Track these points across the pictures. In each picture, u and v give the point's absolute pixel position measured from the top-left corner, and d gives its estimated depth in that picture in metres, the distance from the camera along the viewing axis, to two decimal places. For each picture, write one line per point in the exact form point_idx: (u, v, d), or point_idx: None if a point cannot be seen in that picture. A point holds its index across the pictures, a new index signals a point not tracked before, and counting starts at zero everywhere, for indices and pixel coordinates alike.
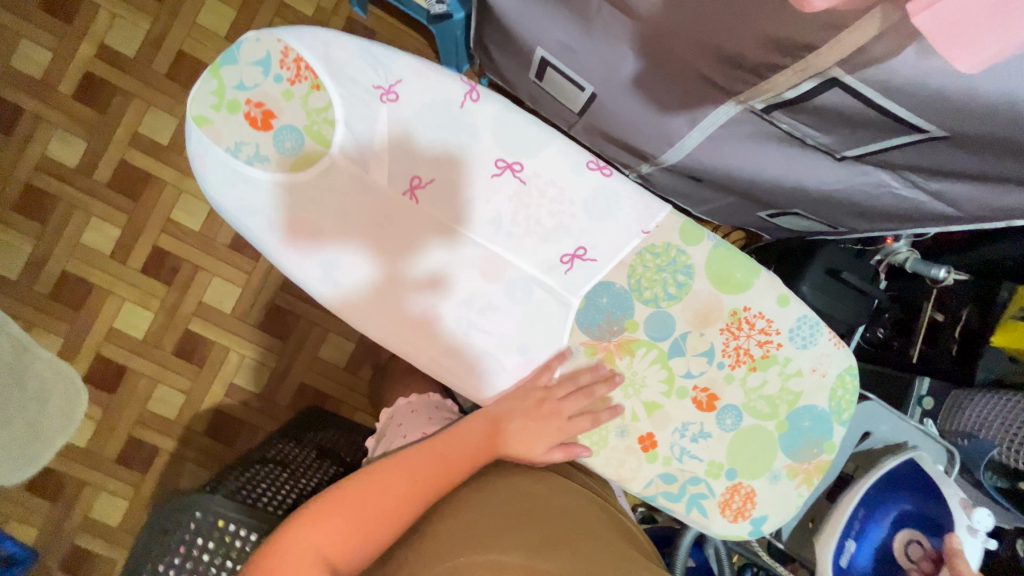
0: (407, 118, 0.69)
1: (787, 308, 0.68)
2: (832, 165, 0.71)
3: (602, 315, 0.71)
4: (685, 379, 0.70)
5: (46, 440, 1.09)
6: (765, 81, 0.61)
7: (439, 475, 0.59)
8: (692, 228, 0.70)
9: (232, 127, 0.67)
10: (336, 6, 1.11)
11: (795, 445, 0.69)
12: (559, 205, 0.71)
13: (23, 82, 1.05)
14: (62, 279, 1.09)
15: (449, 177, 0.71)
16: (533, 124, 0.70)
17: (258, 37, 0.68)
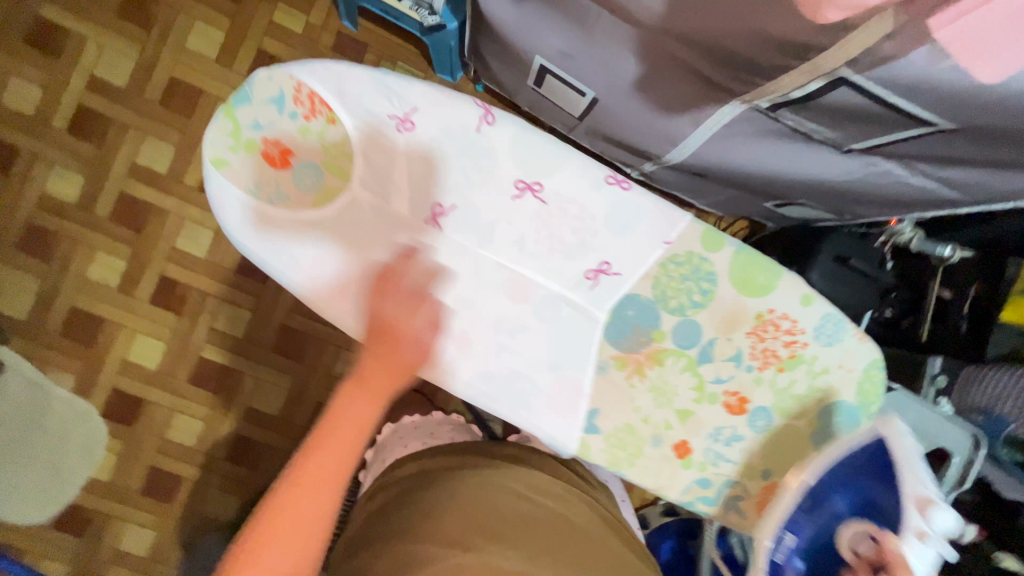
0: (430, 148, 0.75)
1: (810, 307, 0.73)
2: (839, 158, 0.72)
3: (630, 327, 0.81)
4: (715, 385, 0.79)
5: (71, 476, 1.10)
6: (772, 82, 0.62)
7: (340, 461, 0.54)
8: (714, 237, 0.74)
9: (252, 168, 0.71)
10: (325, 20, 1.10)
11: (820, 438, 0.77)
12: (582, 224, 0.77)
13: (17, 120, 1.04)
14: (72, 315, 1.09)
15: (469, 205, 0.79)
16: (549, 142, 0.73)
17: (269, 74, 0.69)
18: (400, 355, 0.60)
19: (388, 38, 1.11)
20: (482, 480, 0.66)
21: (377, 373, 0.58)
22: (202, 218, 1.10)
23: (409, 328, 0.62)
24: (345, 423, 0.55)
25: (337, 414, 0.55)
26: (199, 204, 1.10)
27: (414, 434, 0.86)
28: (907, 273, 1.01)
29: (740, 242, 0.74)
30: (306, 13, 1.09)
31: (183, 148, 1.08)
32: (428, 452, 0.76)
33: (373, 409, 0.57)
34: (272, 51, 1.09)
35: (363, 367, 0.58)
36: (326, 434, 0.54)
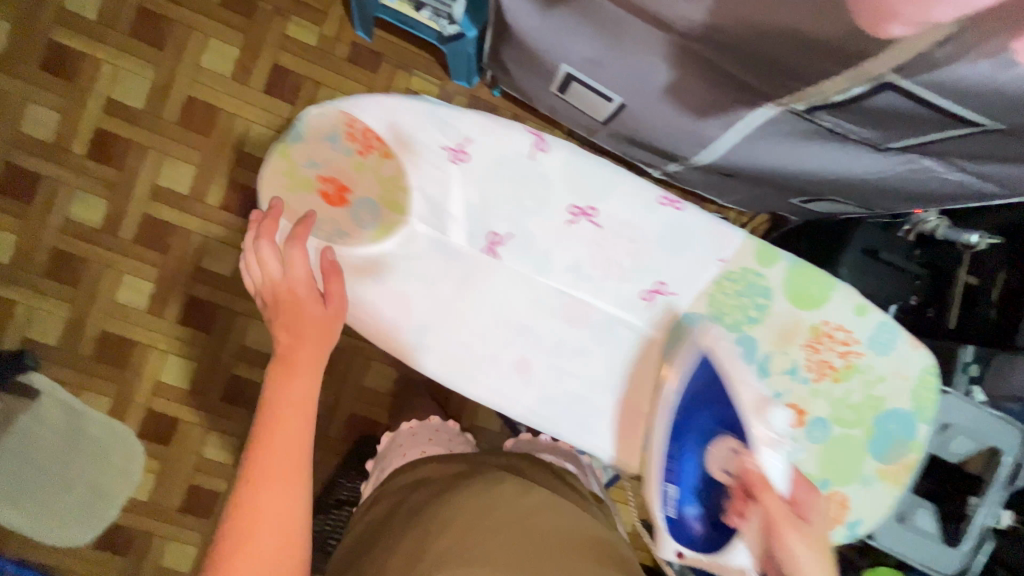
0: (484, 177, 0.77)
1: (866, 317, 0.75)
2: (876, 156, 0.72)
3: (686, 345, 0.81)
4: (778, 398, 0.77)
5: (111, 497, 1.11)
6: (813, 87, 0.61)
7: (300, 438, 0.55)
8: (771, 255, 0.76)
9: (307, 204, 0.73)
10: (339, 32, 1.10)
11: (882, 448, 0.77)
12: (637, 246, 0.78)
13: (37, 147, 1.04)
14: (102, 339, 1.09)
15: (527, 232, 0.79)
16: (600, 165, 0.75)
17: (327, 114, 0.72)
18: (310, 326, 0.62)
19: (402, 48, 1.11)
20: (467, 486, 0.64)
21: (298, 350, 0.60)
22: (226, 236, 1.10)
23: (310, 304, 0.63)
24: (291, 402, 0.56)
25: (280, 395, 0.56)
26: (222, 223, 1.10)
27: (411, 444, 0.85)
28: (930, 260, 0.99)
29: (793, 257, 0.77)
30: (319, 25, 1.09)
31: (204, 167, 1.08)
32: (418, 471, 0.75)
33: (314, 382, 0.59)
34: (288, 66, 1.09)
35: (282, 347, 0.60)
36: (278, 415, 0.55)
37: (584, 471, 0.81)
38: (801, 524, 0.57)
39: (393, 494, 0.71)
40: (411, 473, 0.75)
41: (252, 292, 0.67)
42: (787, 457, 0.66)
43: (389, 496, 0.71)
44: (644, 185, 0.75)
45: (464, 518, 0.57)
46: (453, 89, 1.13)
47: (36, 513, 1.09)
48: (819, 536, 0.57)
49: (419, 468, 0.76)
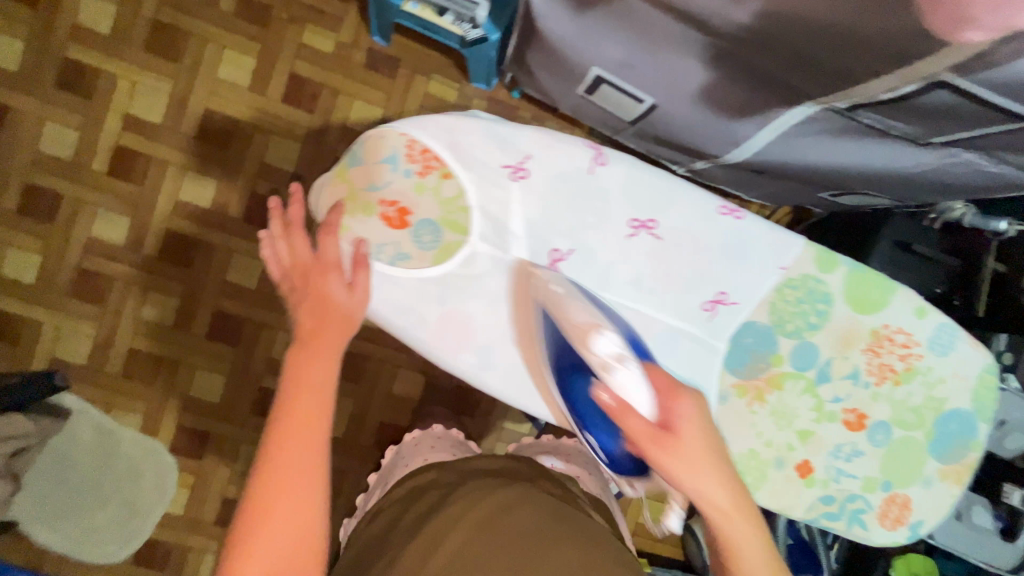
0: (545, 195, 0.69)
1: (925, 319, 0.67)
2: (919, 150, 0.71)
3: (748, 354, 0.71)
4: (833, 404, 0.70)
5: (146, 513, 1.11)
6: (859, 86, 0.61)
7: (317, 428, 0.53)
8: (827, 256, 0.68)
9: (371, 230, 0.66)
10: (356, 38, 1.09)
11: (944, 448, 0.70)
12: (698, 257, 0.69)
13: (57, 167, 1.04)
14: (130, 357, 1.09)
15: (589, 244, 0.70)
16: (664, 178, 0.68)
17: (382, 134, 0.66)
18: (336, 314, 0.59)
19: (420, 52, 1.10)
20: (488, 491, 0.61)
21: (319, 337, 0.57)
22: (250, 249, 1.09)
23: (336, 291, 0.59)
24: (308, 389, 0.54)
25: (298, 379, 0.54)
26: (245, 236, 1.09)
27: (414, 454, 0.86)
28: (959, 247, 0.99)
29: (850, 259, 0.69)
30: (335, 32, 1.08)
31: (224, 180, 1.08)
32: (423, 478, 0.73)
33: (333, 367, 0.56)
34: (305, 75, 1.08)
35: (304, 333, 0.57)
36: (293, 402, 0.53)
37: (583, 473, 0.84)
38: (665, 442, 0.50)
39: (395, 505, 0.69)
40: (417, 479, 0.73)
41: (275, 279, 0.63)
42: (637, 368, 0.56)
43: (392, 504, 0.70)
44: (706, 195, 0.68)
45: (473, 522, 0.55)
46: (472, 92, 1.13)
47: (73, 533, 1.09)
48: (691, 444, 0.50)
49: (426, 473, 0.74)
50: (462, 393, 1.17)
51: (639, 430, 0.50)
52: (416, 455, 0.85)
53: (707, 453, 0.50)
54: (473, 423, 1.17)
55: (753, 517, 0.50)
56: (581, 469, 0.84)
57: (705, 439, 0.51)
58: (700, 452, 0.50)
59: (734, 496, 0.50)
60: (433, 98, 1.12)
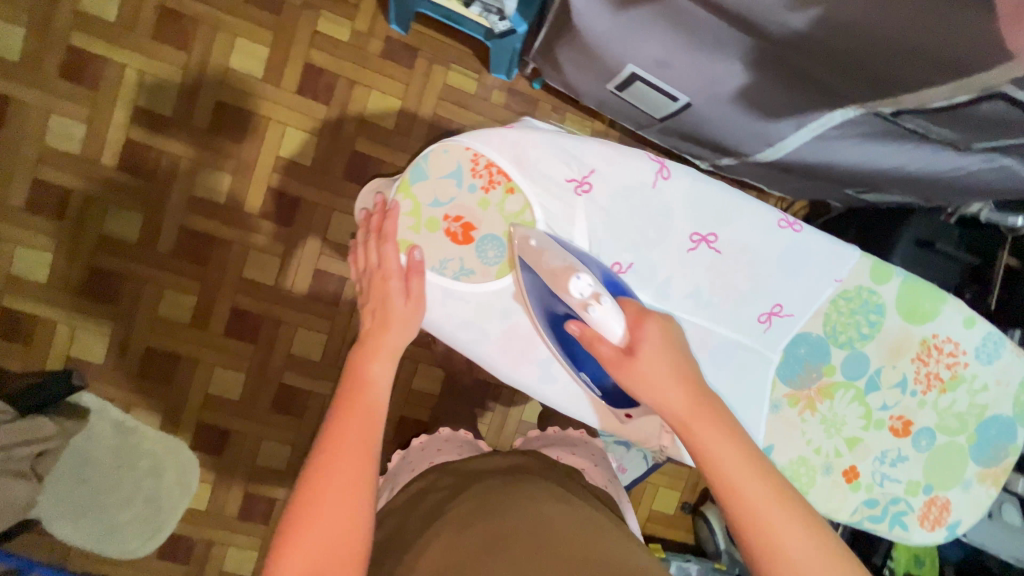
0: (608, 210, 0.66)
1: (973, 329, 0.68)
2: (962, 155, 0.70)
3: (801, 364, 0.70)
4: (881, 411, 0.70)
5: (169, 510, 1.12)
6: (910, 94, 0.61)
7: (373, 422, 0.51)
8: (880, 268, 0.67)
9: (436, 245, 0.65)
10: (372, 26, 1.05)
11: (984, 453, 0.71)
12: (757, 269, 0.67)
13: (64, 161, 1.00)
14: (147, 355, 1.08)
15: (651, 256, 0.67)
16: (725, 191, 0.66)
17: (447, 149, 0.65)
18: (399, 317, 0.60)
19: (438, 42, 1.07)
20: (504, 487, 0.59)
21: (382, 336, 0.58)
22: (267, 245, 1.07)
23: (400, 303, 0.60)
24: (370, 385, 0.54)
25: (362, 374, 0.55)
26: (262, 232, 1.07)
27: (421, 457, 0.77)
28: (975, 243, 0.99)
29: (901, 269, 0.69)
30: (351, 19, 1.05)
31: (239, 174, 1.05)
32: (425, 481, 0.68)
33: (393, 368, 0.56)
34: (320, 64, 1.05)
35: (365, 332, 0.59)
36: (354, 396, 0.53)
37: (588, 465, 0.78)
38: (628, 364, 0.52)
39: (400, 508, 0.64)
40: (416, 484, 0.68)
41: (354, 277, 0.67)
42: (611, 304, 0.55)
43: (397, 508, 0.65)
44: (764, 208, 0.67)
45: (485, 527, 0.52)
46: (491, 82, 1.11)
47: (96, 530, 1.10)
48: (651, 365, 0.52)
49: (427, 477, 0.69)
50: (481, 388, 1.17)
51: (606, 356, 0.54)
52: (423, 456, 0.78)
53: (672, 369, 0.51)
54: (492, 417, 1.18)
55: (729, 422, 0.48)
56: (587, 461, 0.78)
57: (666, 355, 0.53)
58: (662, 369, 0.52)
59: (694, 403, 0.50)
60: (453, 89, 1.09)
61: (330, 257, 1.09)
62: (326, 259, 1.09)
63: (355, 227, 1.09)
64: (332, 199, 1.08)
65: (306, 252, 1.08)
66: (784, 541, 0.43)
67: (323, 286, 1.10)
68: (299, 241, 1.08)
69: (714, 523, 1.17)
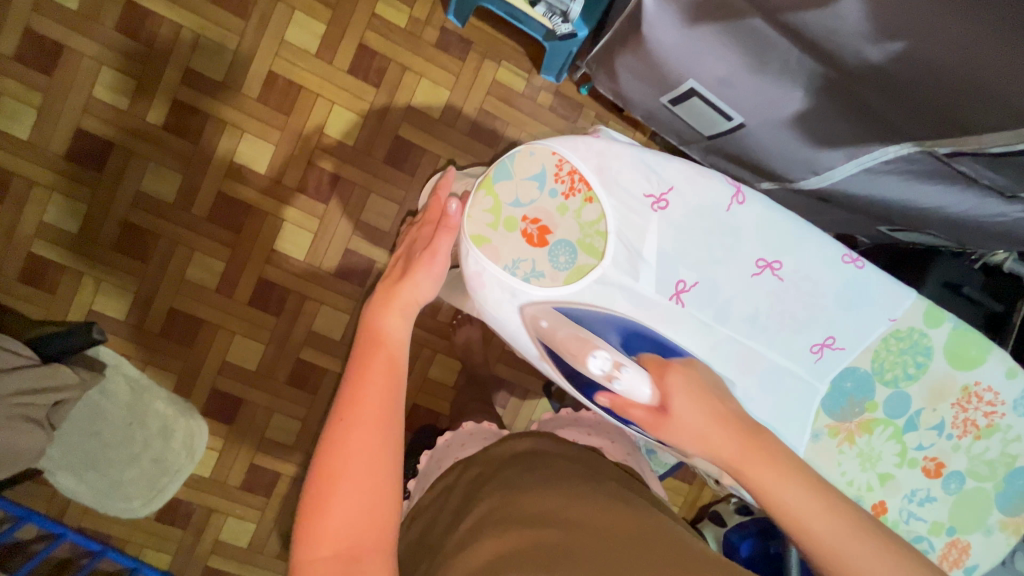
0: (681, 228, 0.67)
1: (1014, 379, 0.69)
2: (1009, 205, 0.70)
3: (846, 398, 0.71)
4: (916, 451, 0.71)
5: (173, 472, 1.11)
6: (971, 136, 0.61)
7: (392, 389, 0.49)
8: (934, 312, 0.69)
9: (511, 246, 0.64)
10: (430, 14, 1.06)
11: (1009, 501, 0.72)
12: (817, 301, 0.68)
13: (108, 114, 1.00)
14: (170, 316, 1.08)
15: (715, 278, 0.68)
16: (795, 221, 0.67)
17: (534, 151, 0.64)
18: (419, 274, 0.58)
19: (494, 37, 1.08)
20: (530, 476, 0.60)
21: (397, 294, 0.56)
22: (300, 220, 1.07)
23: (422, 271, 0.58)
24: (386, 344, 0.52)
25: (377, 333, 0.53)
26: (296, 206, 1.07)
27: (445, 453, 0.78)
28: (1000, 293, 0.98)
29: (951, 316, 0.70)
30: (409, 6, 1.05)
31: (281, 146, 1.05)
32: (452, 476, 0.70)
33: (407, 325, 0.55)
34: (374, 46, 1.05)
35: (380, 293, 0.57)
36: (369, 358, 0.50)
37: (606, 443, 0.77)
38: (664, 421, 0.54)
39: (436, 501, 0.66)
40: (446, 477, 0.70)
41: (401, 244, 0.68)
42: (634, 372, 0.54)
43: (430, 504, 0.67)
44: (830, 241, 0.67)
45: (517, 518, 0.52)
46: (540, 83, 1.11)
47: (100, 485, 1.09)
48: (687, 409, 0.55)
49: (453, 471, 0.71)
50: (496, 383, 1.18)
51: (641, 419, 0.55)
52: (452, 450, 0.78)
53: (707, 412, 0.55)
54: (502, 414, 1.18)
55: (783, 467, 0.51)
56: (604, 439, 0.78)
57: (698, 398, 0.56)
58: (697, 415, 0.54)
59: (735, 441, 0.53)
60: (500, 86, 1.10)
61: (360, 239, 1.10)
62: (356, 240, 1.10)
63: (390, 212, 1.10)
64: (369, 180, 1.08)
65: (337, 230, 1.09)
66: (870, 565, 0.47)
67: (351, 266, 1.11)
68: (332, 219, 1.08)
69: (706, 538, 1.16)
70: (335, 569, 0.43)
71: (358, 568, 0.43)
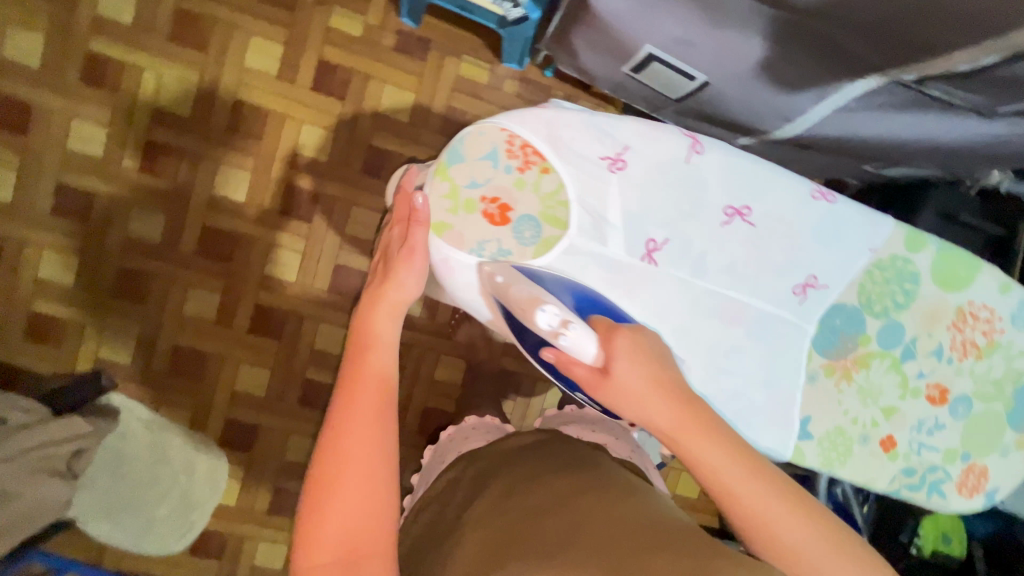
0: (643, 185, 0.66)
1: (1009, 295, 0.69)
2: (985, 122, 0.70)
3: (837, 335, 0.70)
4: (918, 379, 0.70)
5: (200, 502, 1.10)
6: (939, 58, 0.61)
7: (383, 393, 0.52)
8: (915, 236, 0.68)
9: (473, 228, 0.63)
10: (384, 20, 1.06)
11: (1019, 418, 0.72)
12: (792, 241, 0.68)
13: (86, 165, 1.02)
14: (175, 354, 1.09)
15: (684, 233, 0.67)
16: (759, 164, 0.67)
17: (482, 131, 0.64)
18: (401, 273, 0.60)
19: (451, 33, 1.09)
20: (531, 464, 0.61)
21: (383, 298, 0.59)
22: (287, 241, 1.08)
23: (405, 271, 0.60)
24: (376, 349, 0.54)
25: (366, 339, 0.55)
26: (282, 228, 1.08)
27: (447, 448, 0.78)
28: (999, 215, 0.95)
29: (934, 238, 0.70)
30: (363, 15, 1.06)
31: (259, 171, 1.06)
32: (455, 471, 0.69)
33: (395, 328, 0.57)
34: (335, 60, 1.06)
35: (366, 299, 0.59)
36: (360, 363, 0.53)
37: (610, 439, 0.76)
38: (604, 382, 0.55)
39: (439, 497, 0.66)
40: (451, 472, 0.70)
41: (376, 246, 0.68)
42: (584, 331, 0.56)
43: (433, 500, 0.67)
44: (798, 178, 0.67)
45: (522, 508, 0.52)
46: (504, 72, 1.12)
47: (131, 526, 1.06)
48: (627, 370, 0.56)
49: (459, 465, 0.71)
50: (505, 377, 1.18)
51: (582, 377, 0.56)
52: (457, 446, 0.77)
53: (648, 379, 0.56)
54: (514, 405, 1.18)
55: (714, 432, 0.53)
56: (608, 435, 0.76)
57: (639, 361, 0.57)
58: (637, 373, 0.56)
59: (675, 407, 0.55)
60: (466, 80, 1.10)
61: (350, 252, 1.10)
62: (346, 255, 1.10)
63: (374, 221, 1.10)
64: (349, 193, 1.09)
65: (325, 247, 1.10)
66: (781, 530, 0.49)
67: (345, 280, 1.11)
68: (319, 236, 1.09)
69: None
70: (338, 570, 0.44)
71: (359, 564, 0.44)
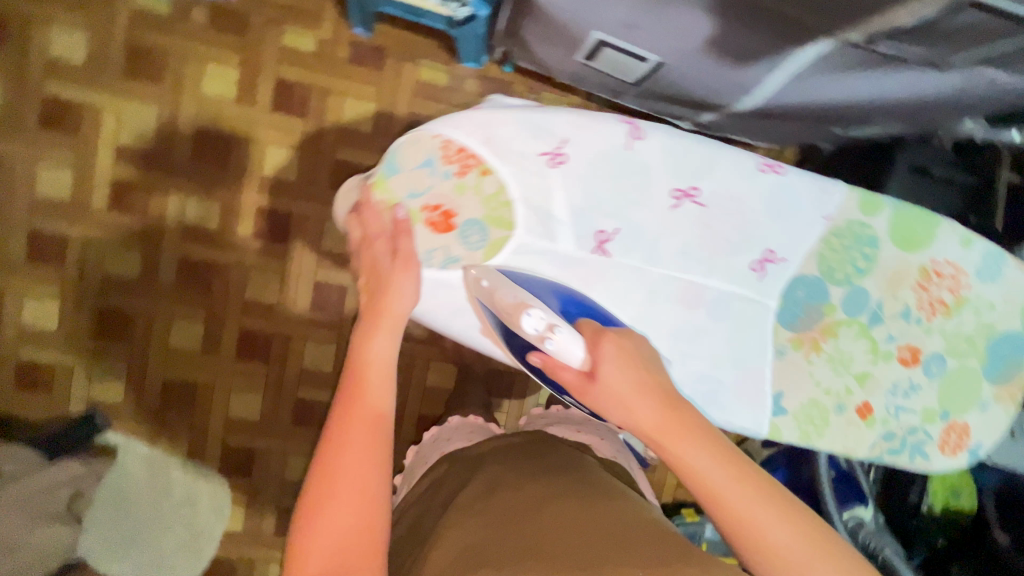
0: (585, 177, 0.65)
1: (972, 248, 0.67)
2: (938, 76, 0.70)
3: (801, 307, 0.70)
4: (888, 343, 0.70)
5: (206, 533, 1.13)
6: (880, 16, 0.61)
7: (383, 411, 0.51)
8: (869, 200, 0.67)
9: (420, 239, 0.64)
10: (337, 33, 1.06)
11: (998, 371, 0.71)
12: (744, 218, 0.67)
13: (55, 209, 1.02)
14: (165, 387, 1.09)
15: (634, 222, 0.67)
16: (701, 143, 0.65)
17: (416, 139, 0.63)
18: (401, 283, 0.58)
19: (405, 38, 1.08)
20: (523, 467, 0.60)
21: (383, 309, 0.57)
22: (264, 264, 1.08)
23: (405, 281, 0.59)
24: (373, 365, 0.53)
25: (365, 353, 0.54)
26: (258, 251, 1.08)
27: (432, 447, 0.78)
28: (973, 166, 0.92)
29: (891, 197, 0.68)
30: (316, 30, 1.05)
31: (228, 197, 1.06)
32: (436, 472, 0.69)
33: (395, 342, 0.56)
34: (292, 78, 1.05)
35: (365, 309, 0.58)
36: (359, 380, 0.52)
37: (595, 440, 0.75)
38: (590, 387, 0.55)
39: (419, 500, 0.66)
40: (433, 473, 0.70)
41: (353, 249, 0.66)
42: (570, 335, 0.57)
43: (414, 502, 0.67)
44: (744, 153, 0.66)
45: (503, 511, 0.52)
46: (463, 72, 1.11)
47: (142, 562, 1.11)
48: (613, 371, 0.55)
49: (440, 466, 0.70)
50: (496, 377, 1.17)
51: (570, 381, 0.56)
52: (439, 446, 0.78)
53: (632, 382, 0.54)
54: (509, 404, 1.18)
55: (695, 436, 0.50)
56: (593, 436, 0.76)
57: (625, 364, 0.56)
58: (623, 376, 0.55)
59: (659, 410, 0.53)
60: (425, 84, 1.09)
61: (328, 268, 1.10)
62: (324, 271, 1.10)
63: None
64: (320, 210, 1.08)
65: (303, 266, 1.09)
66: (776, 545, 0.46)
67: (325, 297, 1.11)
68: (295, 255, 1.09)
69: None
70: None
71: None
